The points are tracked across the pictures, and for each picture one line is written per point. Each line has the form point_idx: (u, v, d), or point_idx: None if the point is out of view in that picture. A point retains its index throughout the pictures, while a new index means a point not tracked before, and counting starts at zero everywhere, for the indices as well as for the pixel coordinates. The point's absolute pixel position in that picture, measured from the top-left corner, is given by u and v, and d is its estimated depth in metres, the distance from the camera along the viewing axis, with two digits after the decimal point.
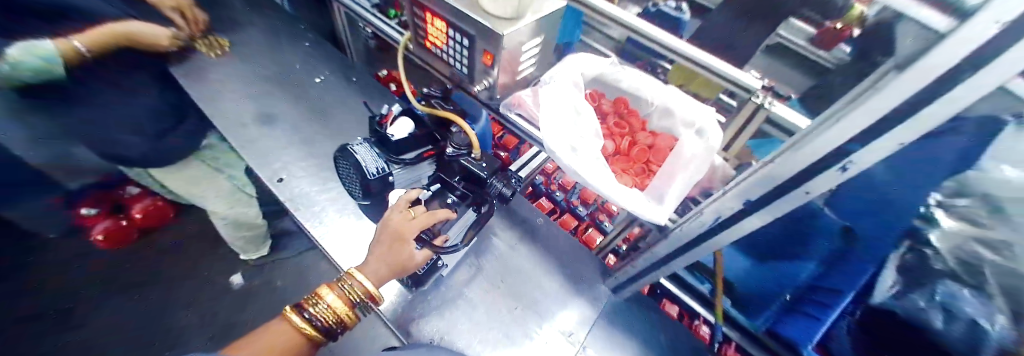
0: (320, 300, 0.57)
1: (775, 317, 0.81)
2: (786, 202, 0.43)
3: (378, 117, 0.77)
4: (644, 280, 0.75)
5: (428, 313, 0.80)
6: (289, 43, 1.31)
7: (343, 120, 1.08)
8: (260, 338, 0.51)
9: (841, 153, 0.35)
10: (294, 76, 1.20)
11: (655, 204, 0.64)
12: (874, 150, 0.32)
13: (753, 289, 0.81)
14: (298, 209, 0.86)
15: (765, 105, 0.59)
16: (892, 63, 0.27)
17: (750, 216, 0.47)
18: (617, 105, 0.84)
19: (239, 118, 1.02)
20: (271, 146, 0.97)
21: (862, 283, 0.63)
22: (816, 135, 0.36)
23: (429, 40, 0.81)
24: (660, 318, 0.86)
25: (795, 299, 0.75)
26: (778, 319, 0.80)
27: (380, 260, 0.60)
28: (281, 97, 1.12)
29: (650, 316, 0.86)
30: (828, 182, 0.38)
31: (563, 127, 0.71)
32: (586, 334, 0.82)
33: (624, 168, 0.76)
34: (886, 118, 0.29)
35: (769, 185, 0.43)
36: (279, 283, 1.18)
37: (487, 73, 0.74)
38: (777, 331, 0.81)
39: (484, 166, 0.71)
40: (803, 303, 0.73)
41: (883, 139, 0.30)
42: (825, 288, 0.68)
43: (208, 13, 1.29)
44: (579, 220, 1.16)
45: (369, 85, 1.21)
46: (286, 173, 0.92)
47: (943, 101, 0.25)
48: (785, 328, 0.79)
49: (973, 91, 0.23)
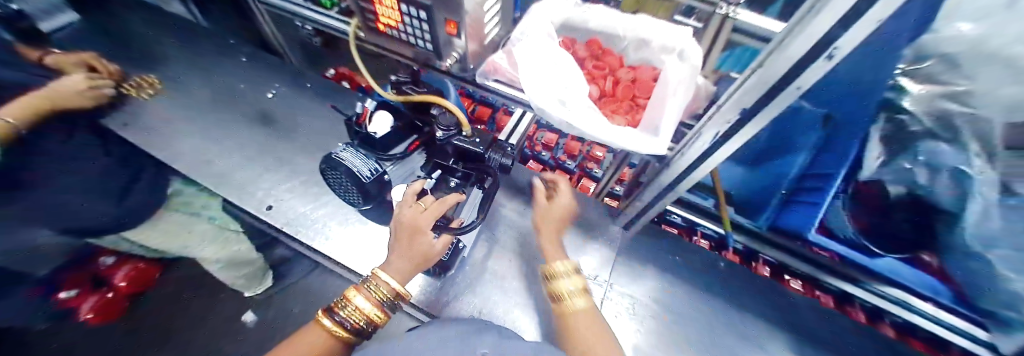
0: (349, 302, 0.58)
1: (774, 215, 0.86)
2: (777, 104, 0.45)
3: (355, 117, 0.72)
4: (652, 210, 0.79)
5: (461, 293, 0.82)
6: (224, 63, 1.18)
7: (313, 131, 1.02)
8: (299, 344, 0.53)
9: (826, 42, 0.35)
10: (243, 97, 1.10)
11: (650, 137, 0.65)
12: (858, 32, 0.32)
13: (751, 194, 0.86)
14: (299, 232, 0.83)
15: (732, 15, 0.61)
16: None
17: (748, 123, 0.49)
18: (592, 46, 0.82)
19: (199, 156, 0.94)
20: (246, 176, 0.91)
21: (847, 162, 0.65)
22: (799, 33, 0.36)
23: (381, 22, 0.74)
24: (672, 242, 0.93)
25: (790, 193, 0.80)
26: (778, 215, 0.86)
27: (403, 257, 0.60)
28: (237, 122, 1.03)
29: (663, 242, 0.93)
30: (818, 72, 0.38)
31: (547, 82, 0.69)
32: (610, 273, 0.87)
33: (615, 109, 0.76)
34: (861, 3, 0.29)
35: (765, 88, 0.44)
36: (296, 309, 1.17)
37: (456, 45, 0.70)
38: (779, 225, 0.87)
39: (479, 142, 0.70)
40: (796, 194, 0.79)
41: (862, 22, 0.30)
42: (814, 175, 0.72)
43: (119, 48, 1.13)
44: (571, 174, 1.19)
45: (328, 88, 1.13)
46: (274, 199, 0.87)
47: None
48: (785, 221, 0.86)
49: None
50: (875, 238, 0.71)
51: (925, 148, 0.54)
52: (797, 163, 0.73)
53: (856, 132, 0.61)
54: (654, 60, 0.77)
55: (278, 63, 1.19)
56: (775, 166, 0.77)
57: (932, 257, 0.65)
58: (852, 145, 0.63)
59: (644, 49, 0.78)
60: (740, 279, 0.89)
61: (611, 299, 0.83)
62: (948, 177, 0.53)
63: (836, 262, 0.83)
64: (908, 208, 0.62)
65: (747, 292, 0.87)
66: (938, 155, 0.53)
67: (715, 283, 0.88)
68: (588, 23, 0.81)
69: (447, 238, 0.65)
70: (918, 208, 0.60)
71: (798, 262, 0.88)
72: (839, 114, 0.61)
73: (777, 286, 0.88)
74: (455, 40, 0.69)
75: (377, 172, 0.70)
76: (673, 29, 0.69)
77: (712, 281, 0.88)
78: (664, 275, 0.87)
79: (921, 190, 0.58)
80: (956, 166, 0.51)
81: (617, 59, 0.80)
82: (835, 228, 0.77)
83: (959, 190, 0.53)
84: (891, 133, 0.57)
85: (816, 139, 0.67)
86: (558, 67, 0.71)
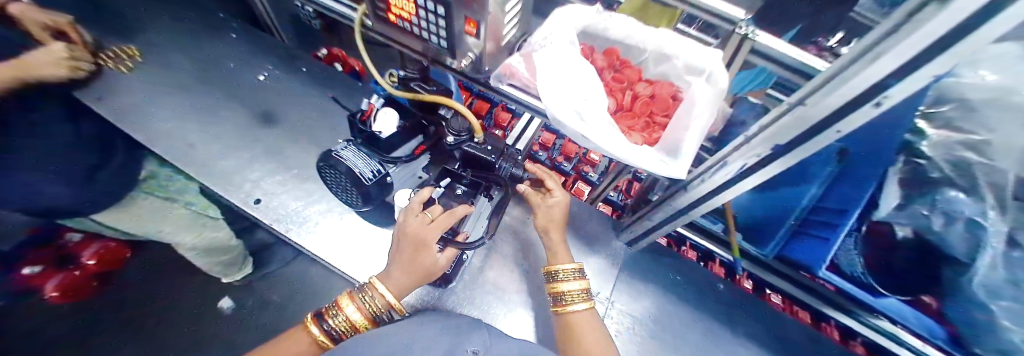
0: (339, 311, 0.53)
1: (782, 245, 0.86)
2: (811, 145, 0.44)
3: (359, 114, 0.67)
4: (660, 231, 0.78)
5: (460, 304, 0.78)
6: (212, 39, 1.09)
7: (308, 119, 0.96)
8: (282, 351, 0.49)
9: (876, 89, 0.33)
10: (233, 78, 1.02)
11: (670, 160, 0.64)
12: (910, 86, 0.31)
13: (760, 222, 0.85)
14: (289, 230, 0.78)
15: (749, 35, 0.55)
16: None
17: (780, 158, 0.48)
18: (610, 56, 0.77)
19: (180, 138, 0.87)
20: (232, 164, 0.85)
21: (864, 202, 0.64)
22: (849, 76, 0.35)
23: (392, 12, 0.68)
24: (673, 260, 0.93)
25: (800, 225, 0.79)
26: (785, 245, 0.85)
27: (404, 271, 0.56)
28: (224, 103, 0.96)
29: (664, 260, 0.92)
30: (862, 118, 0.37)
31: (567, 94, 0.66)
32: (612, 290, 0.85)
33: (631, 126, 0.73)
34: (924, 55, 0.28)
35: (802, 127, 0.43)
36: (279, 299, 1.13)
37: (473, 46, 0.66)
38: (785, 255, 0.87)
39: (490, 150, 0.67)
40: (804, 226, 0.78)
41: (919, 75, 0.29)
42: (827, 209, 0.71)
43: (93, 11, 1.03)
44: (567, 175, 1.16)
45: (326, 75, 1.07)
46: (262, 192, 0.81)
47: (984, 36, 0.24)
48: (793, 252, 0.85)
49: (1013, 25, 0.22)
50: (882, 277, 0.72)
51: (942, 196, 0.54)
52: (810, 196, 0.72)
53: (876, 172, 0.59)
54: (674, 77, 0.76)
55: (273, 43, 1.12)
56: (787, 195, 0.75)
57: (934, 300, 0.66)
58: (868, 185, 0.62)
59: (665, 63, 0.76)
60: (737, 302, 0.90)
61: (611, 318, 0.82)
62: (961, 228, 0.53)
63: (835, 293, 0.85)
64: (920, 254, 0.62)
65: (742, 315, 0.88)
66: (953, 203, 0.53)
67: (712, 304, 0.88)
68: (608, 31, 0.76)
69: (451, 251, 0.62)
70: (931, 254, 0.60)
71: (798, 290, 0.90)
72: (859, 152, 0.58)
73: (770, 309, 0.90)
74: (472, 39, 0.64)
75: (379, 174, 0.65)
76: (699, 49, 0.66)
77: (711, 302, 0.89)
78: (665, 293, 0.87)
79: (934, 238, 0.58)
80: (971, 215, 0.51)
81: (635, 72, 0.77)
82: (844, 264, 0.77)
83: (973, 240, 0.53)
84: (908, 177, 0.56)
85: (832, 172, 0.65)
86: (578, 78, 0.67)
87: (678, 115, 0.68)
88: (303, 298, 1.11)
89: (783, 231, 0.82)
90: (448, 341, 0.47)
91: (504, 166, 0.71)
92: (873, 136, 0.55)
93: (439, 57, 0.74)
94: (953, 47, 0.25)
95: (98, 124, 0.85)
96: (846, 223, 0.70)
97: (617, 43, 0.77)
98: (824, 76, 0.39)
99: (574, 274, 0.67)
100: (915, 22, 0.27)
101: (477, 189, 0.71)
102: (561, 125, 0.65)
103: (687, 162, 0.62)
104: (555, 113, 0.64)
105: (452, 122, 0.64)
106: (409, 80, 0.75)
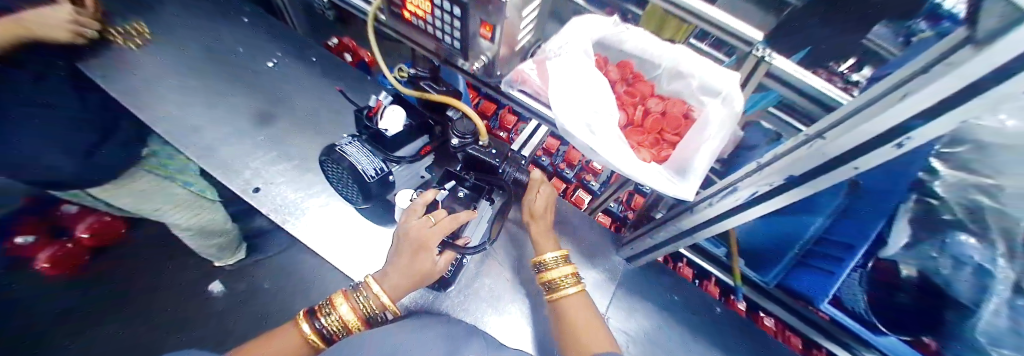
0: (333, 309, 0.52)
1: (783, 274, 0.85)
2: (824, 179, 0.43)
3: (366, 110, 0.67)
4: (661, 250, 0.77)
5: (453, 309, 0.76)
6: (223, 21, 1.08)
7: (314, 108, 0.95)
8: (270, 345, 0.48)
9: (899, 130, 0.32)
10: (241, 62, 1.01)
11: (678, 180, 0.62)
12: (935, 129, 0.30)
13: (763, 249, 0.84)
14: (286, 221, 0.77)
15: (766, 58, 0.54)
16: (971, 43, 0.25)
17: (793, 189, 0.47)
18: (624, 71, 0.77)
19: (186, 120, 0.86)
20: (236, 148, 0.84)
21: (873, 237, 0.63)
22: (874, 112, 0.34)
23: (408, 10, 0.68)
24: (673, 278, 0.91)
25: (803, 256, 0.77)
26: (787, 274, 0.84)
27: (400, 273, 0.54)
28: (231, 87, 0.95)
29: (665, 278, 0.91)
30: (883, 156, 0.36)
31: (578, 103, 0.65)
32: (608, 305, 0.84)
33: (641, 141, 0.73)
34: (953, 99, 0.27)
35: (818, 160, 0.42)
36: (268, 287, 1.11)
37: (487, 49, 0.65)
38: (786, 284, 0.86)
39: (494, 153, 0.67)
40: (807, 256, 0.77)
41: (947, 118, 0.28)
42: (832, 242, 0.69)
43: None
44: (567, 182, 1.14)
45: (336, 64, 1.06)
46: (262, 181, 0.80)
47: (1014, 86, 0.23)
48: (794, 282, 0.84)
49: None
50: (883, 315, 0.70)
51: (953, 238, 0.52)
52: (817, 226, 0.70)
53: (886, 208, 0.58)
54: (687, 95, 0.76)
55: (283, 28, 1.11)
56: (794, 223, 0.74)
57: (934, 341, 0.65)
58: (878, 220, 0.60)
59: (679, 81, 0.75)
60: (734, 328, 0.88)
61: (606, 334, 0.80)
62: (966, 271, 0.52)
63: (834, 325, 0.84)
64: (922, 295, 0.60)
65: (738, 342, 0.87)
66: (961, 246, 0.51)
67: (709, 327, 0.87)
68: (624, 46, 0.76)
69: (449, 254, 0.62)
70: (932, 297, 0.59)
71: (795, 318, 0.90)
72: (870, 186, 0.56)
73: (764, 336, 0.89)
74: (486, 44, 0.63)
75: (382, 172, 0.64)
76: (713, 71, 0.67)
77: (707, 326, 0.87)
78: (663, 312, 0.86)
79: (936, 278, 0.56)
80: (980, 262, 0.49)
81: (648, 88, 0.77)
82: (845, 298, 0.76)
83: (980, 284, 0.51)
84: (918, 214, 0.54)
85: (838, 206, 0.64)
86: (590, 87, 0.66)
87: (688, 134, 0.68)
88: (292, 287, 1.10)
89: (785, 260, 0.81)
90: (444, 348, 0.47)
91: (507, 171, 0.70)
92: (886, 173, 0.53)
93: (452, 57, 0.73)
94: (987, 93, 0.24)
95: (102, 97, 0.82)
96: (852, 257, 0.68)
97: (631, 57, 0.77)
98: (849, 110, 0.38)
99: (571, 280, 0.66)
100: (950, 63, 0.26)
101: (480, 193, 0.68)
102: (570, 134, 0.64)
103: (696, 180, 0.60)
104: (565, 122, 0.63)
105: (458, 123, 0.64)
106: (422, 79, 0.74)
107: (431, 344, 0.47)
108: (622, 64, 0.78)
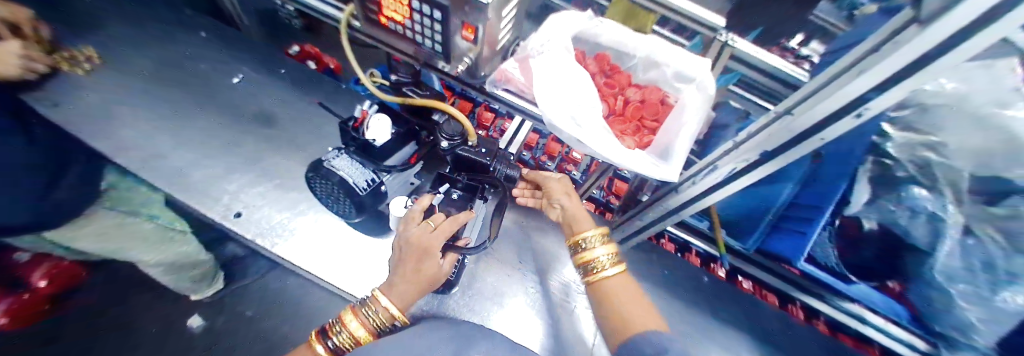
0: (342, 327, 0.51)
1: (761, 239, 0.90)
2: (794, 152, 0.47)
3: (352, 121, 0.64)
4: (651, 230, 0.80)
5: (456, 310, 0.76)
6: (173, 37, 1.00)
7: (289, 123, 0.92)
8: None
9: (857, 103, 0.36)
10: (202, 82, 0.95)
11: (662, 164, 0.65)
12: (888, 99, 0.33)
13: (743, 218, 0.89)
14: (273, 244, 0.73)
15: (729, 42, 0.63)
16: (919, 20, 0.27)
17: (766, 163, 0.51)
18: (602, 62, 0.78)
19: (152, 146, 0.80)
20: (209, 174, 0.79)
21: (838, 197, 0.68)
22: (834, 89, 0.37)
23: (383, 14, 0.66)
24: None
25: (779, 220, 0.83)
26: (765, 239, 0.90)
27: (405, 280, 0.54)
28: (197, 109, 0.89)
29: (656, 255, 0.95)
30: (843, 127, 0.40)
31: (563, 96, 0.66)
32: None
33: (623, 130, 0.74)
34: (902, 72, 0.30)
35: (789, 136, 0.45)
36: (253, 316, 1.06)
37: (469, 50, 0.65)
38: (765, 248, 0.92)
39: (485, 152, 0.65)
40: (783, 222, 0.82)
41: (898, 89, 0.31)
42: (805, 204, 0.75)
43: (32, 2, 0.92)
44: None
45: (308, 76, 1.02)
46: (243, 205, 0.76)
47: (955, 55, 0.26)
48: (772, 246, 0.90)
49: (981, 45, 0.24)
50: (852, 266, 0.77)
51: (907, 192, 0.57)
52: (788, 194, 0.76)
53: (848, 169, 0.63)
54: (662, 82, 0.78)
55: (243, 42, 1.05)
56: (770, 192, 0.78)
57: (898, 284, 0.72)
58: (842, 182, 0.66)
59: (654, 70, 0.78)
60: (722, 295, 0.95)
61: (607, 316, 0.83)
62: (921, 220, 0.58)
63: (813, 283, 0.90)
64: (886, 243, 0.66)
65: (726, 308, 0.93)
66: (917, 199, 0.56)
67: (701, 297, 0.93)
68: (600, 37, 0.78)
69: (453, 256, 0.62)
70: (894, 245, 0.65)
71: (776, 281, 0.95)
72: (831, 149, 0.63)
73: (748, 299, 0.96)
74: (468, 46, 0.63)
75: (374, 183, 0.63)
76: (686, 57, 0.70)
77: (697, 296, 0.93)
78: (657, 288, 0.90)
79: (896, 228, 0.62)
80: (933, 212, 0.55)
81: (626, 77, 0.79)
82: (819, 256, 0.82)
83: (931, 231, 0.57)
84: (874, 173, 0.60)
85: (807, 170, 0.69)
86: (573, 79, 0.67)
87: (668, 120, 0.71)
88: (279, 314, 1.05)
89: (763, 226, 0.87)
90: (454, 347, 0.48)
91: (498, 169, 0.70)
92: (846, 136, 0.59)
93: (431, 61, 0.72)
94: (934, 64, 0.27)
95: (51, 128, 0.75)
96: (822, 217, 0.74)
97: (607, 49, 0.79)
98: (810, 87, 0.41)
99: (598, 240, 0.65)
100: (899, 40, 0.30)
101: (475, 193, 0.70)
102: (558, 127, 0.66)
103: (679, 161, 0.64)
104: (553, 115, 0.65)
105: (445, 125, 0.63)
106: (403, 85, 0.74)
107: (444, 345, 0.48)
108: (599, 56, 0.79)
